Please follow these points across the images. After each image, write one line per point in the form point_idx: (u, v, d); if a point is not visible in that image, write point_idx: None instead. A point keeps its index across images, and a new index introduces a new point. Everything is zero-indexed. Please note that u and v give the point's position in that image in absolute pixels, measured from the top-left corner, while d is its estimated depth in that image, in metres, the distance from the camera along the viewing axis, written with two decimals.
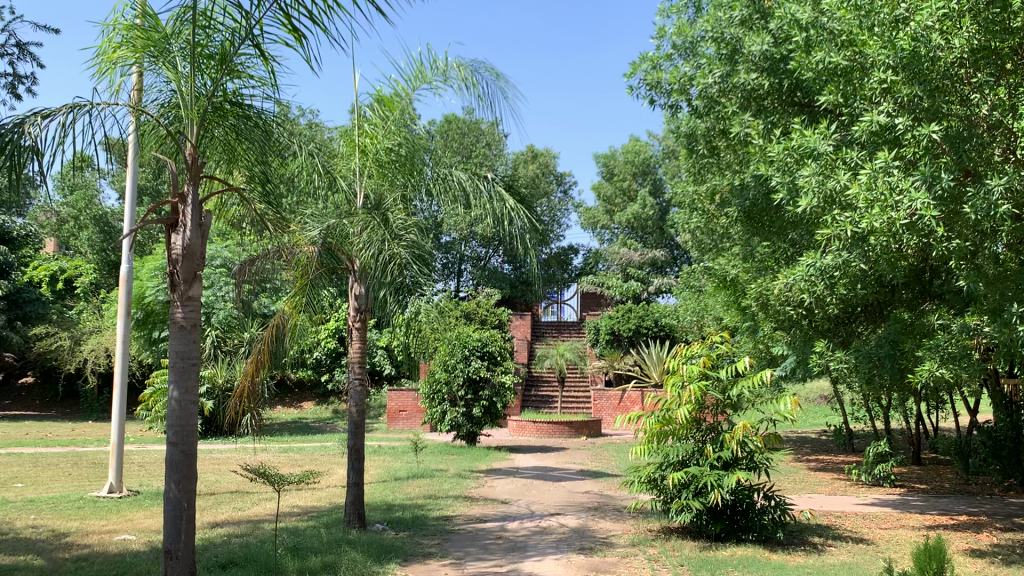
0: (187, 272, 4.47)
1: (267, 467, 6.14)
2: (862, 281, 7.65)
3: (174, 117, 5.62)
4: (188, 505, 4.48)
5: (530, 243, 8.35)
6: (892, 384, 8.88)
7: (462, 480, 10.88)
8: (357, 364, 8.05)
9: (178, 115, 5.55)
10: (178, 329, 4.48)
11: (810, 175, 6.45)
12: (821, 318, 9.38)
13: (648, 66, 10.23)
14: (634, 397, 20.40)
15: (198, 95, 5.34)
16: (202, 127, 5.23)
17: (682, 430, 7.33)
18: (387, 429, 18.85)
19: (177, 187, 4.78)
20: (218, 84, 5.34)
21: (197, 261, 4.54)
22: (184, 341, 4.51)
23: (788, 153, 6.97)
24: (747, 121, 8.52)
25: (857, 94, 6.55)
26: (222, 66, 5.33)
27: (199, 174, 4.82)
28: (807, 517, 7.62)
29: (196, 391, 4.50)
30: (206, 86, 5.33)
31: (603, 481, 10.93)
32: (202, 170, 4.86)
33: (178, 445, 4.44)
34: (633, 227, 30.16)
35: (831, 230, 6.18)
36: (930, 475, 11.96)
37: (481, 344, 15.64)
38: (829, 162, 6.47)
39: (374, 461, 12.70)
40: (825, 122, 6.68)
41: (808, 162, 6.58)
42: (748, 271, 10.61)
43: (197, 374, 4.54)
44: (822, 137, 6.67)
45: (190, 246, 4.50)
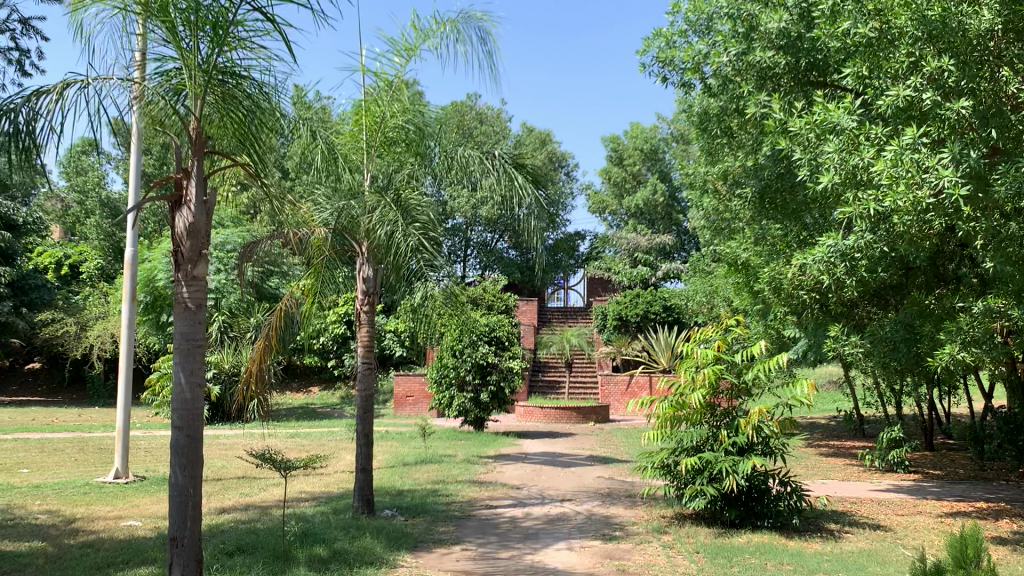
0: (192, 250, 4.34)
1: (275, 453, 6.03)
2: (883, 264, 7.47)
3: (174, 88, 5.41)
4: (194, 491, 4.35)
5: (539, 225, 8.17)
6: (908, 368, 8.73)
7: (471, 466, 10.78)
8: (365, 348, 7.88)
9: (180, 86, 5.35)
10: (184, 310, 4.35)
11: (833, 152, 6.26)
12: (836, 301, 9.23)
13: (661, 44, 10.00)
14: (642, 383, 20.30)
15: (199, 65, 5.12)
16: (204, 98, 5.05)
17: (695, 415, 7.20)
18: (394, 414, 18.79)
19: (181, 163, 4.62)
20: (219, 51, 5.13)
21: (202, 240, 4.40)
22: (189, 322, 4.37)
23: (810, 128, 6.75)
24: (763, 101, 8.33)
25: (882, 68, 6.34)
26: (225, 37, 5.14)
27: (205, 149, 4.67)
28: (823, 503, 7.50)
29: (203, 373, 4.37)
30: (207, 55, 5.11)
31: (613, 466, 10.84)
32: (208, 145, 4.71)
33: (184, 429, 4.31)
34: (640, 212, 29.94)
35: (853, 208, 6.03)
36: (944, 461, 11.81)
37: (489, 329, 15.50)
38: (851, 139, 6.29)
39: (382, 447, 12.62)
40: (849, 96, 6.45)
41: (830, 138, 6.38)
42: (760, 254, 10.44)
43: (204, 357, 4.41)
44: (846, 112, 6.45)
45: (195, 224, 4.36)
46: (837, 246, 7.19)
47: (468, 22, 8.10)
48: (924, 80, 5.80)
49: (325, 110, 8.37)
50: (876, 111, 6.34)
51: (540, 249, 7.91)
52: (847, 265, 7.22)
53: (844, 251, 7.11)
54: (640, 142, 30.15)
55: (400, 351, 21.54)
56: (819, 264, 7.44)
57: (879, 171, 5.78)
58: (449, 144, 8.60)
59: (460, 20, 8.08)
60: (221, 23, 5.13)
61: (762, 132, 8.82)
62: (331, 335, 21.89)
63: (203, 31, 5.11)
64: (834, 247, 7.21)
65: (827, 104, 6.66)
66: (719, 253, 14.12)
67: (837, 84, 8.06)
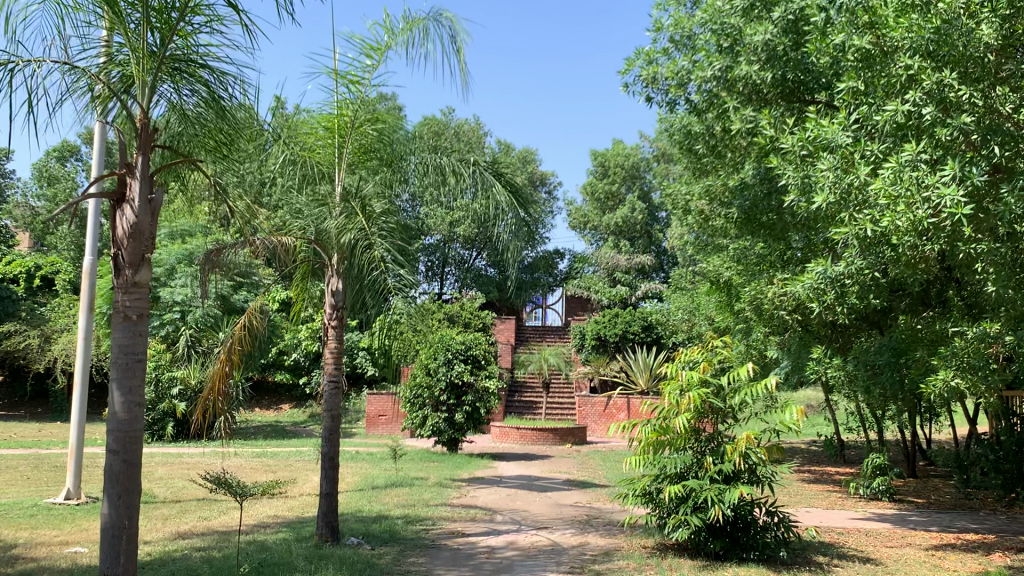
0: (133, 255, 4.00)
1: (231, 477, 5.61)
2: (875, 288, 7.20)
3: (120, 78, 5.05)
4: (128, 524, 3.98)
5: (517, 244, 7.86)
6: (896, 393, 8.44)
7: (444, 490, 10.35)
8: (331, 366, 7.46)
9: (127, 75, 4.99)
10: (122, 320, 4.01)
11: (828, 170, 6.00)
12: (821, 324, 9.01)
13: (643, 62, 9.77)
14: (620, 404, 19.99)
15: (150, 54, 4.79)
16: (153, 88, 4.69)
17: (680, 441, 6.86)
18: (365, 434, 18.31)
19: (125, 158, 4.26)
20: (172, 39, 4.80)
21: (145, 243, 4.06)
22: (129, 333, 4.03)
23: (802, 145, 6.50)
24: (750, 116, 8.11)
25: (878, 83, 6.11)
26: (176, 24, 4.80)
27: (152, 144, 4.31)
28: (811, 534, 7.18)
29: (142, 392, 4.04)
30: (159, 43, 4.78)
31: (590, 491, 10.48)
32: (156, 140, 4.35)
33: (119, 453, 3.96)
34: (620, 231, 29.76)
35: (848, 229, 5.71)
36: (927, 488, 11.56)
37: (465, 347, 15.11)
38: (847, 158, 6.04)
39: (351, 468, 12.17)
40: (843, 111, 6.20)
41: (824, 155, 6.12)
42: (742, 274, 10.17)
43: (145, 373, 4.08)
44: (841, 129, 6.21)
45: (137, 225, 4.01)
46: (827, 272, 6.96)
47: (438, 21, 7.79)
48: (923, 93, 5.53)
49: (294, 114, 8.00)
50: (873, 127, 6.10)
51: (517, 267, 7.59)
52: (838, 291, 6.97)
53: (834, 276, 6.86)
54: (621, 161, 30.02)
55: (374, 369, 21.05)
56: (808, 288, 7.18)
57: (877, 188, 5.49)
58: (424, 154, 8.35)
59: (430, 20, 7.77)
60: (178, 9, 4.80)
61: (749, 150, 8.61)
62: (303, 351, 21.38)
63: (154, 15, 4.76)
64: (824, 272, 6.98)
65: (821, 120, 6.42)
66: (702, 273, 13.88)
67: (832, 96, 7.81)
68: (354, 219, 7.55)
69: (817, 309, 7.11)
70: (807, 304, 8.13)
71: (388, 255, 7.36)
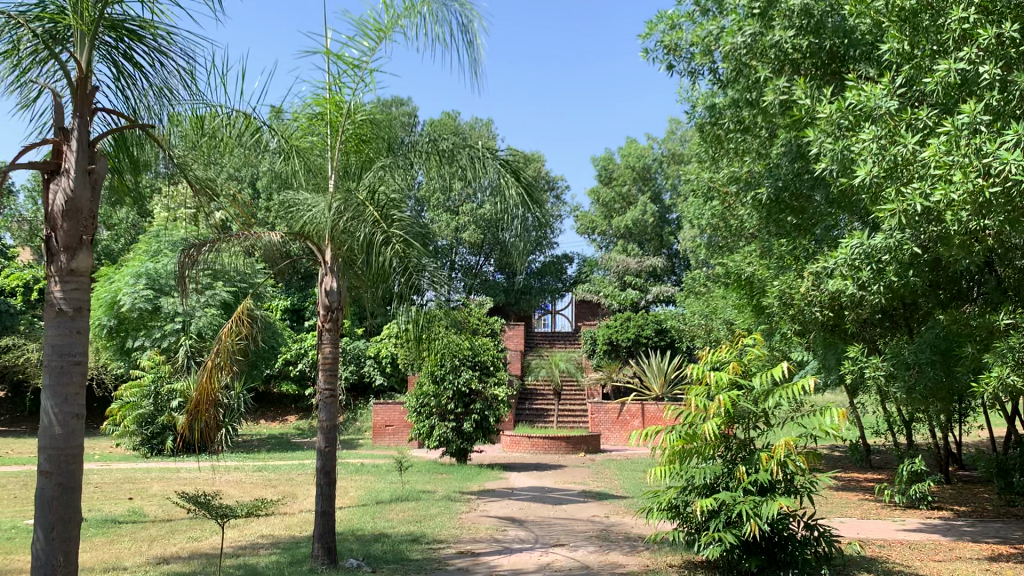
0: (71, 235, 3.93)
1: (212, 498, 5.04)
2: (920, 271, 6.57)
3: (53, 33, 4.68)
4: (61, 557, 3.88)
5: (525, 249, 7.01)
6: (937, 392, 7.83)
7: (452, 504, 9.73)
8: (327, 373, 6.78)
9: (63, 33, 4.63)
10: (57, 315, 3.92)
11: (870, 140, 5.39)
12: (852, 320, 8.44)
13: (665, 26, 9.33)
14: (634, 411, 19.37)
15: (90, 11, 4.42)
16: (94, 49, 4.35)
17: (708, 449, 6.25)
18: (371, 445, 17.73)
19: (58, 126, 4.20)
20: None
21: (84, 221, 4.00)
22: (63, 330, 3.94)
23: (841, 114, 5.92)
24: (783, 87, 7.63)
25: (927, 40, 5.66)
26: None
27: (90, 109, 4.26)
28: (854, 549, 6.54)
29: (78, 403, 3.93)
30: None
31: (608, 504, 9.86)
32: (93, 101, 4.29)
33: (51, 476, 3.87)
34: (631, 234, 29.08)
35: (894, 205, 5.09)
36: (966, 495, 10.88)
37: (473, 353, 14.54)
38: (893, 126, 5.50)
39: (355, 482, 11.58)
40: (889, 75, 5.61)
41: (867, 124, 5.53)
42: (766, 268, 9.60)
43: (81, 379, 3.96)
44: (885, 94, 5.60)
45: (75, 202, 3.95)
46: (863, 247, 6.38)
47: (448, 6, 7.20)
48: (978, 51, 5.13)
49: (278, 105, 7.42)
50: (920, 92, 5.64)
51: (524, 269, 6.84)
52: (875, 269, 6.38)
53: (871, 250, 6.28)
54: (631, 163, 29.46)
55: (381, 379, 20.47)
56: (841, 267, 6.62)
57: (929, 156, 4.91)
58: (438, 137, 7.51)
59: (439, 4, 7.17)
60: None
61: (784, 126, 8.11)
62: (308, 360, 20.80)
63: None
64: (859, 247, 6.39)
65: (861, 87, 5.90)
66: (721, 270, 13.27)
67: (878, 52, 7.50)
68: (365, 211, 6.81)
69: (853, 289, 6.54)
70: (841, 294, 7.54)
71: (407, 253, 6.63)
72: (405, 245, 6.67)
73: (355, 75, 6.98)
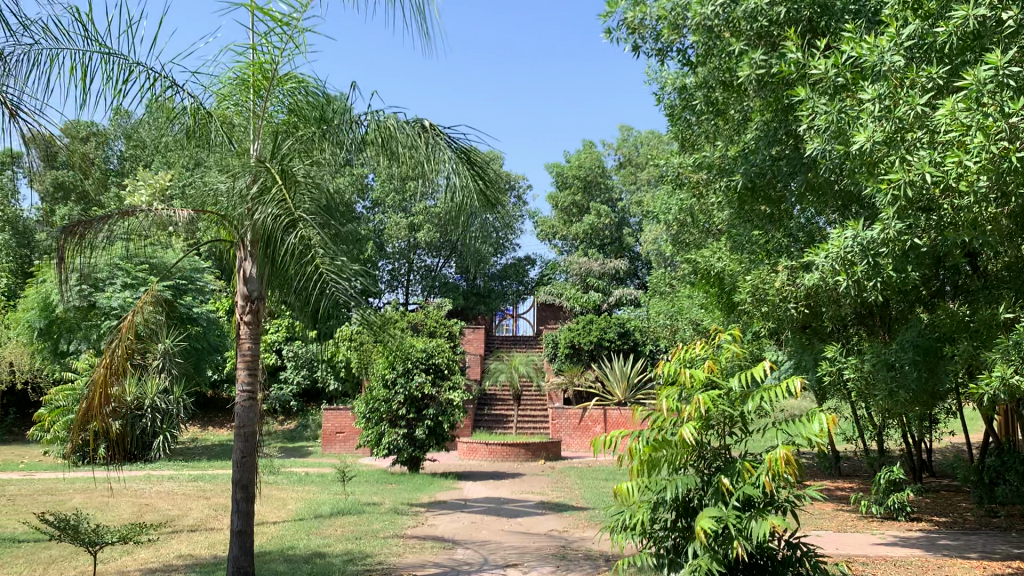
0: None
1: (77, 528, 5.27)
2: (915, 261, 5.94)
3: None
4: None
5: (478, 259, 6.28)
6: (924, 392, 7.22)
7: (398, 518, 8.93)
8: (248, 371, 5.91)
9: None
10: None
11: (873, 100, 5.11)
12: (831, 318, 7.89)
13: (629, 3, 8.73)
14: (596, 416, 18.70)
15: None
16: None
17: (679, 456, 5.58)
18: (321, 453, 16.85)
19: None
20: None
21: None
22: None
23: (837, 71, 5.61)
24: (761, 59, 7.07)
25: None
26: None
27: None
28: (840, 569, 5.88)
29: None
30: None
31: (568, 516, 9.14)
32: None
33: None
34: (591, 237, 28.54)
35: (898, 174, 4.75)
36: (943, 505, 10.34)
37: (426, 355, 13.69)
38: (893, 86, 5.19)
39: (295, 494, 10.70)
40: (894, 25, 5.27)
41: (869, 84, 5.23)
42: (737, 263, 9.01)
43: None
44: (891, 46, 5.28)
45: None
46: (858, 238, 5.79)
47: None
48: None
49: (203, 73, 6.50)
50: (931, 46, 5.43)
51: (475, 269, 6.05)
52: (871, 264, 5.74)
53: (868, 244, 5.67)
54: (589, 166, 28.87)
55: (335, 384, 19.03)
56: (831, 260, 5.95)
57: (946, 113, 4.64)
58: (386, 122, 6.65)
59: None
60: None
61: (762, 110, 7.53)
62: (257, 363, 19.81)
63: None
64: (854, 239, 5.78)
65: (861, 40, 5.59)
66: (688, 269, 12.56)
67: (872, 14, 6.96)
68: (271, 187, 5.83)
69: (846, 286, 5.87)
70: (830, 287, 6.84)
71: (316, 236, 5.63)
72: (316, 233, 5.65)
73: (283, 34, 6.20)
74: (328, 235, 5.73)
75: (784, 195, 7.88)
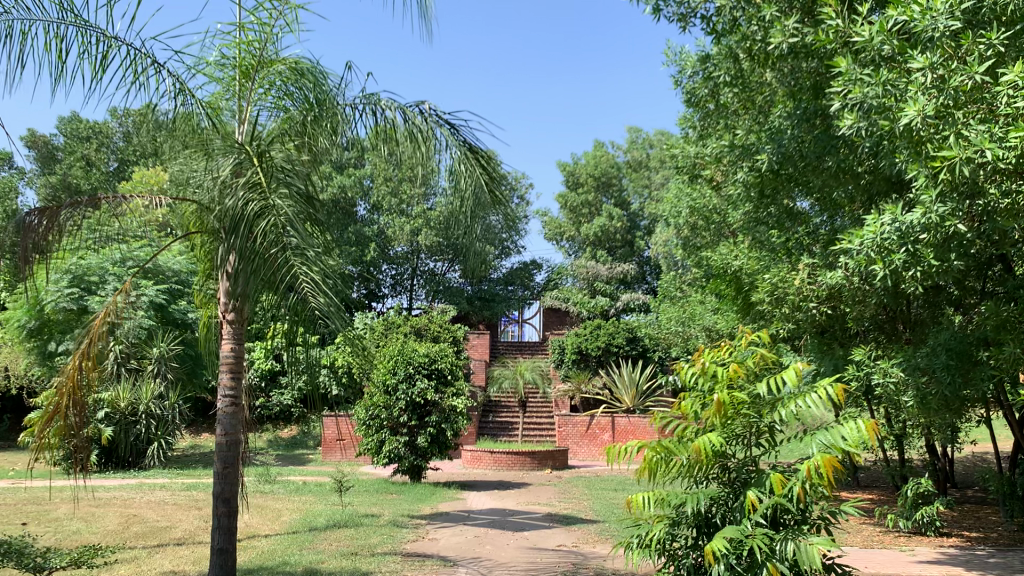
0: None
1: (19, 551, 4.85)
2: (963, 249, 5.57)
3: None
4: None
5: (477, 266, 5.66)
6: (959, 398, 6.76)
7: (398, 531, 8.45)
8: (230, 373, 5.47)
9: None
10: None
11: (925, 71, 4.83)
12: (856, 320, 7.43)
13: None
14: (604, 424, 18.19)
15: None
16: None
17: (701, 468, 5.12)
18: (321, 461, 16.40)
19: None
20: None
21: None
22: None
23: (883, 40, 5.30)
24: (794, 27, 6.65)
25: None
26: None
27: None
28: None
29: None
30: None
31: (576, 530, 8.65)
32: None
33: None
34: (600, 241, 28.04)
35: (955, 153, 4.37)
36: (975, 520, 9.79)
37: (429, 360, 13.24)
38: (947, 56, 4.90)
39: (291, 504, 10.25)
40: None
41: (920, 54, 4.91)
42: (759, 261, 8.56)
43: None
44: (946, 14, 4.93)
45: None
46: (895, 223, 5.40)
47: None
48: None
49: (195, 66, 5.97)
50: (988, 15, 5.09)
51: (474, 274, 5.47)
52: (910, 251, 5.36)
53: (906, 228, 5.29)
54: (598, 168, 28.39)
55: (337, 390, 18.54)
56: (867, 247, 5.59)
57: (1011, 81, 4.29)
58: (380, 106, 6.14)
59: None
60: None
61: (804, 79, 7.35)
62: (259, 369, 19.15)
63: None
64: (892, 224, 5.41)
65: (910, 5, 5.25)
66: (701, 271, 12.12)
67: None
68: (246, 171, 5.38)
69: (882, 275, 5.49)
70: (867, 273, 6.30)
71: (291, 228, 5.15)
72: (290, 219, 5.19)
73: (274, 9, 5.74)
74: (301, 224, 5.28)
75: (812, 182, 7.48)
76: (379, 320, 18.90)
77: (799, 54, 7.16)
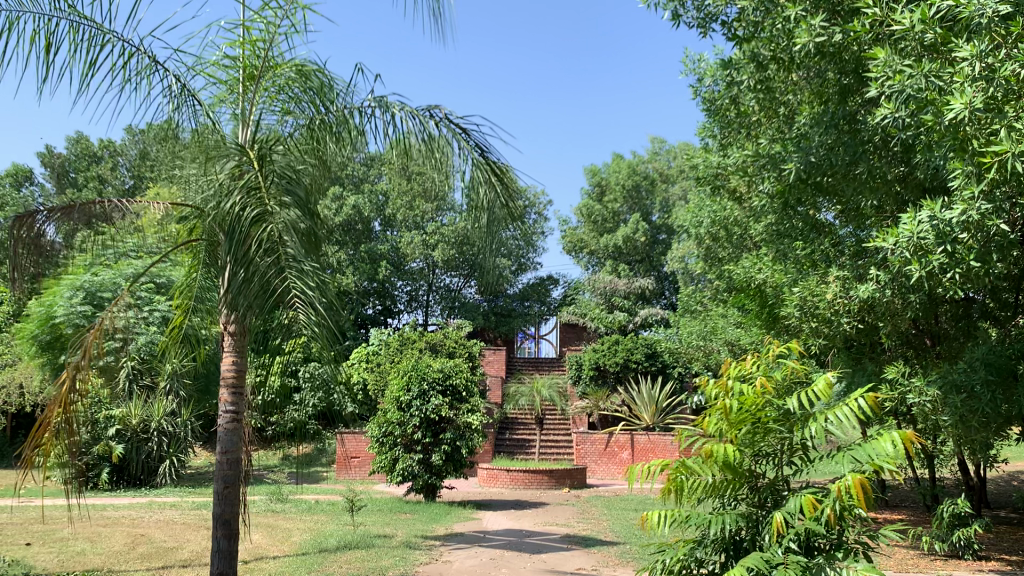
0: None
1: None
2: (1001, 248, 5.35)
3: None
4: None
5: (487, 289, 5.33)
6: (1000, 413, 6.41)
7: (410, 552, 8.16)
8: (229, 390, 5.22)
9: None
10: None
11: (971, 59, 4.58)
12: (889, 331, 7.11)
13: None
14: (623, 442, 17.83)
15: None
16: None
17: (728, 487, 4.80)
18: (334, 479, 16.13)
19: None
20: None
21: None
22: None
23: (926, 27, 5.03)
24: (820, 26, 6.41)
25: None
26: None
27: None
28: None
29: None
30: None
31: (595, 553, 8.30)
32: None
33: None
34: (618, 255, 27.73)
35: (1007, 146, 4.12)
36: (1012, 542, 9.37)
37: (443, 376, 13.00)
38: (992, 44, 4.65)
39: (301, 523, 9.97)
40: None
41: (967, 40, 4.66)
42: (783, 273, 8.26)
43: None
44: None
45: None
46: (933, 221, 5.15)
47: None
48: None
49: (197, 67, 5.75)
50: None
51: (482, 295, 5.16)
52: (948, 251, 5.13)
53: (942, 227, 5.05)
54: (617, 182, 28.13)
55: (351, 407, 18.29)
56: (902, 247, 5.35)
57: None
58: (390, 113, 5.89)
59: None
60: None
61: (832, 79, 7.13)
62: None
63: None
64: (930, 222, 5.17)
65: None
66: (722, 284, 11.81)
67: None
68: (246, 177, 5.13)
69: (918, 276, 5.26)
70: (900, 277, 6.02)
71: (292, 239, 4.88)
72: (289, 228, 4.93)
73: (279, 9, 5.52)
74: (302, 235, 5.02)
75: (839, 187, 7.23)
76: (394, 336, 18.64)
77: (827, 54, 6.91)
